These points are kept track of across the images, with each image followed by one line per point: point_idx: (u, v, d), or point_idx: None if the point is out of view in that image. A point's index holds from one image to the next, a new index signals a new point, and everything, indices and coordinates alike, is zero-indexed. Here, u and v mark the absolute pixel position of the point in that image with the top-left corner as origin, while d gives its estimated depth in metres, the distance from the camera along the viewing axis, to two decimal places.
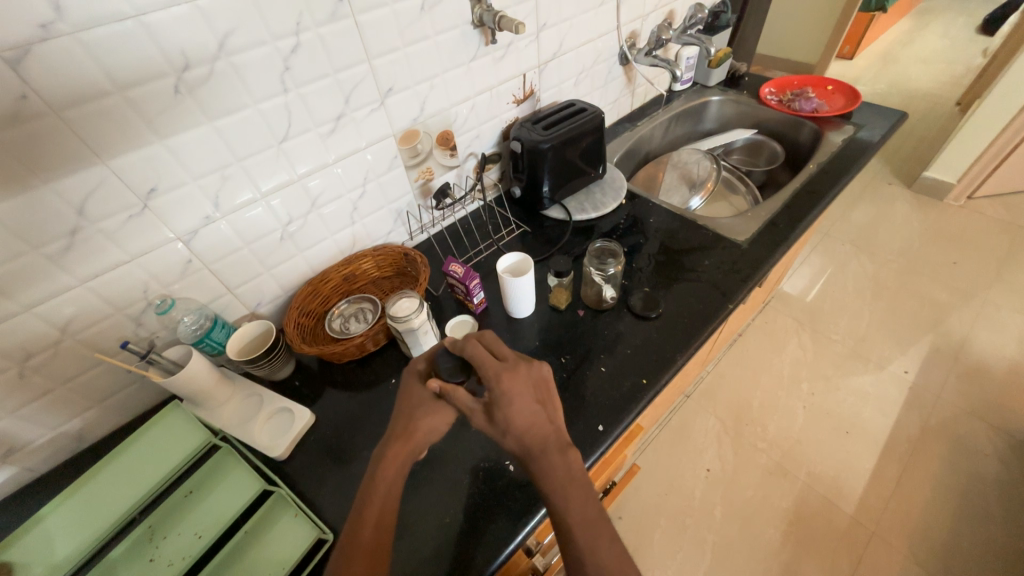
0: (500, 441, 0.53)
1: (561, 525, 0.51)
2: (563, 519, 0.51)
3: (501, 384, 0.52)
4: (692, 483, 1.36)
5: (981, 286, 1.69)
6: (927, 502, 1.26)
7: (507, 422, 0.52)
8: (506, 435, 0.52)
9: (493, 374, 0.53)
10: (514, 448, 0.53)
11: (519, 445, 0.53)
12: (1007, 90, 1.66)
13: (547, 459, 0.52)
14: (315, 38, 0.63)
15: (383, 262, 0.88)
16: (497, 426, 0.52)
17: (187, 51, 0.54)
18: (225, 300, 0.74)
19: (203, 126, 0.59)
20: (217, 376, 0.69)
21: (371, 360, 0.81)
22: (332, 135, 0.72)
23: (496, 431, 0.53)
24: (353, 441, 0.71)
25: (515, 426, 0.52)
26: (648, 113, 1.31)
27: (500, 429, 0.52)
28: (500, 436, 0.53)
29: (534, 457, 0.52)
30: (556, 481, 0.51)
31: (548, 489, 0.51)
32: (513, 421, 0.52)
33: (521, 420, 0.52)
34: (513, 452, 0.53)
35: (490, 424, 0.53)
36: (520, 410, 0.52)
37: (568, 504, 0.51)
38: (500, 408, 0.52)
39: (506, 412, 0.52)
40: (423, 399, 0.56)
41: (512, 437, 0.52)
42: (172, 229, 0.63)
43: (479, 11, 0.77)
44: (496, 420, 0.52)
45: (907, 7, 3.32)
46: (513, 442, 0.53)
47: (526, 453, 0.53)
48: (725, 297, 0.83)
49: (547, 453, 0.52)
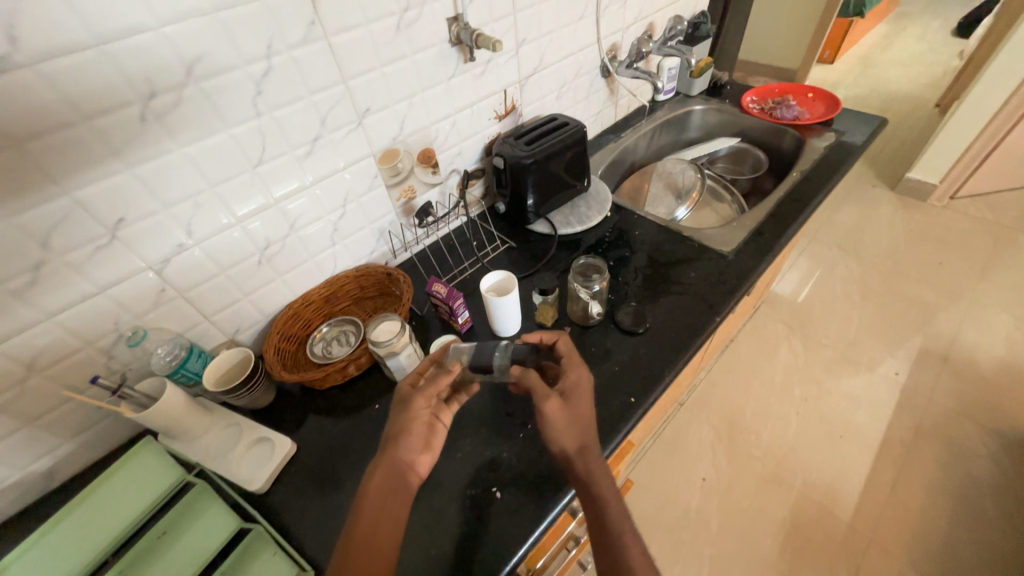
0: (560, 431, 0.59)
1: (608, 528, 0.56)
2: (612, 523, 0.56)
3: (573, 380, 0.62)
4: (687, 494, 1.35)
5: (967, 286, 1.70)
6: (923, 505, 1.25)
7: (576, 413, 0.60)
8: (574, 425, 0.59)
9: (570, 370, 0.63)
10: (574, 442, 0.59)
11: (578, 440, 0.59)
12: (984, 91, 1.69)
13: (600, 459, 0.59)
14: (288, 60, 0.62)
15: (366, 282, 0.86)
16: (569, 414, 0.59)
17: (153, 77, 0.53)
18: (203, 327, 0.72)
19: (173, 153, 0.58)
20: (193, 407, 0.67)
21: (354, 385, 0.79)
22: (309, 158, 0.71)
23: (565, 417, 0.59)
24: (336, 470, 0.69)
25: (583, 417, 0.60)
26: (631, 123, 1.31)
27: (570, 417, 0.60)
28: (565, 426, 0.59)
29: (588, 456, 0.59)
30: (604, 483, 0.58)
31: (598, 491, 0.57)
32: (581, 412, 0.60)
33: (584, 417, 0.61)
34: (568, 447, 0.59)
35: (565, 409, 0.59)
36: (589, 407, 0.62)
37: (616, 509, 0.57)
38: (573, 399, 0.61)
39: (578, 403, 0.61)
40: (402, 393, 0.62)
41: (577, 430, 0.59)
42: (143, 258, 0.61)
43: (456, 29, 0.77)
44: (569, 408, 0.60)
45: (884, 12, 3.39)
46: (572, 437, 0.59)
47: (579, 451, 0.59)
48: (711, 309, 0.82)
49: (598, 456, 0.59)
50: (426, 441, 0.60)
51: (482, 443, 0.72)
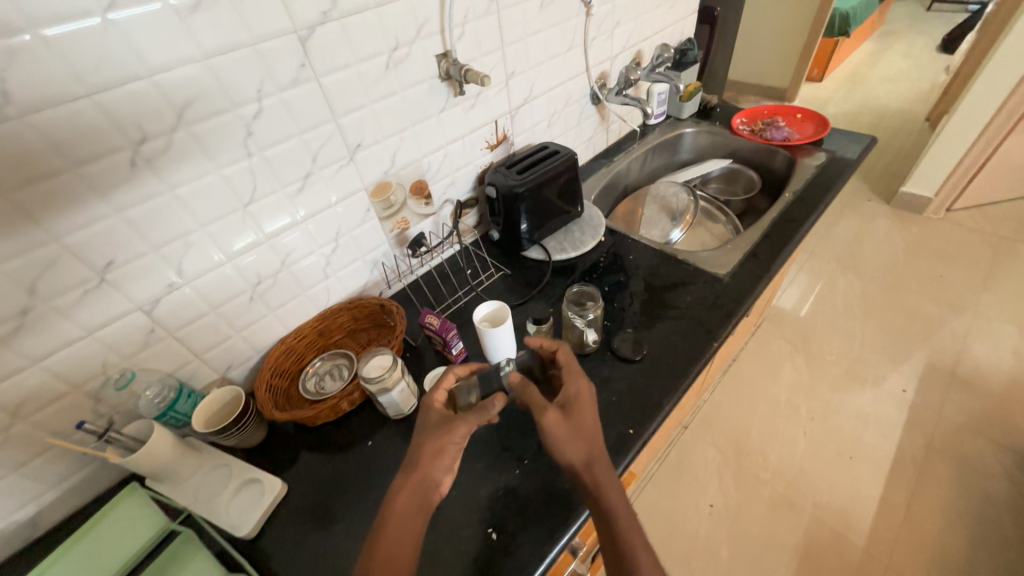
0: (565, 445, 0.57)
1: (622, 549, 0.53)
2: (625, 542, 0.53)
3: (574, 390, 0.61)
4: (695, 521, 1.31)
5: (970, 298, 1.69)
6: (940, 529, 1.21)
7: (579, 424, 0.58)
8: (578, 437, 0.57)
9: (569, 379, 0.63)
10: (580, 455, 0.56)
11: (584, 454, 0.56)
12: (972, 105, 1.71)
13: (609, 474, 0.56)
14: (278, 102, 0.63)
15: (359, 314, 0.86)
16: (572, 424, 0.58)
17: (143, 123, 0.54)
18: (193, 366, 0.71)
19: (163, 195, 0.58)
20: (181, 449, 0.66)
21: (346, 420, 0.77)
22: (300, 195, 0.71)
23: (568, 430, 0.57)
24: (328, 511, 0.67)
25: (587, 429, 0.58)
26: (623, 147, 1.33)
27: (573, 429, 0.58)
28: (569, 439, 0.57)
29: (597, 471, 0.56)
30: (615, 499, 0.55)
31: (609, 507, 0.54)
32: (585, 424, 0.58)
33: (589, 429, 0.58)
34: (575, 462, 0.56)
35: (566, 421, 0.58)
36: (593, 417, 0.60)
37: (629, 526, 0.54)
38: (574, 408, 0.60)
39: (580, 414, 0.59)
40: (434, 420, 0.60)
41: (583, 441, 0.57)
42: (133, 299, 0.61)
43: (446, 65, 0.78)
44: (571, 419, 0.58)
45: (870, 30, 3.47)
46: (579, 449, 0.56)
47: (587, 466, 0.56)
48: (708, 335, 0.81)
49: (608, 470, 0.56)
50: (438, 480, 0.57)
51: (477, 480, 0.69)
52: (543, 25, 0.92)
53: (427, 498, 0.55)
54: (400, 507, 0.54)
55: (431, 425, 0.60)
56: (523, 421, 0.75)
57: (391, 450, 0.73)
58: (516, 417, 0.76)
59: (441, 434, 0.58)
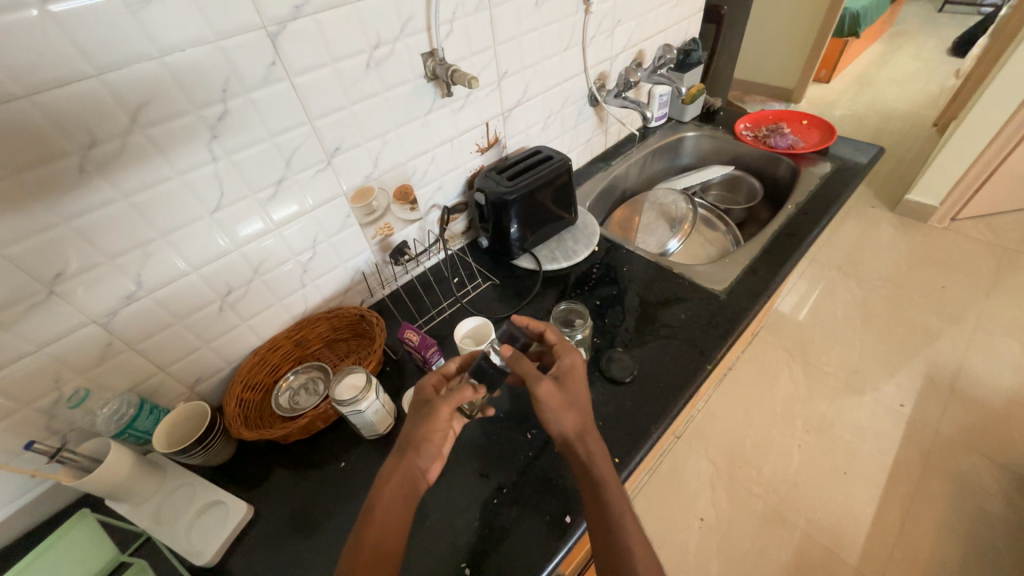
0: (559, 414, 0.58)
1: (610, 517, 0.54)
2: (612, 509, 0.54)
3: (567, 362, 0.62)
4: (685, 534, 1.28)
5: (973, 311, 1.65)
6: (935, 550, 1.18)
7: (571, 395, 0.60)
8: (571, 407, 0.58)
9: (562, 352, 0.64)
10: (573, 425, 0.58)
11: (578, 424, 0.58)
12: (985, 111, 1.65)
13: (599, 444, 0.58)
14: (246, 103, 0.58)
15: (338, 323, 0.82)
16: (566, 394, 0.59)
17: (91, 126, 0.49)
18: (157, 380, 0.67)
19: (117, 202, 0.54)
20: (142, 466, 0.62)
21: (320, 438, 0.74)
22: (273, 202, 0.67)
23: (561, 399, 0.59)
24: (294, 538, 0.64)
25: (580, 401, 0.60)
26: (622, 151, 1.28)
27: (566, 399, 0.59)
28: (563, 408, 0.58)
29: (588, 440, 0.58)
30: (605, 469, 0.56)
31: (599, 476, 0.56)
32: (578, 396, 0.60)
33: (580, 400, 0.60)
34: (568, 431, 0.58)
35: (560, 391, 0.59)
36: (585, 392, 0.61)
37: (617, 493, 0.55)
38: (568, 379, 0.61)
39: (573, 387, 0.60)
40: (420, 402, 0.61)
41: (576, 412, 0.58)
42: (88, 312, 0.58)
43: (433, 64, 0.74)
44: (563, 390, 0.60)
45: (880, 31, 3.39)
46: (572, 417, 0.58)
47: (579, 436, 0.58)
48: (701, 356, 0.78)
49: (597, 441, 0.58)
50: (407, 521, 0.54)
51: (452, 509, 0.66)
52: (539, 23, 0.87)
53: (415, 486, 0.56)
54: (367, 546, 0.50)
55: (417, 408, 0.61)
56: (504, 445, 0.71)
57: (364, 472, 0.69)
58: (497, 442, 0.72)
59: (424, 421, 0.58)
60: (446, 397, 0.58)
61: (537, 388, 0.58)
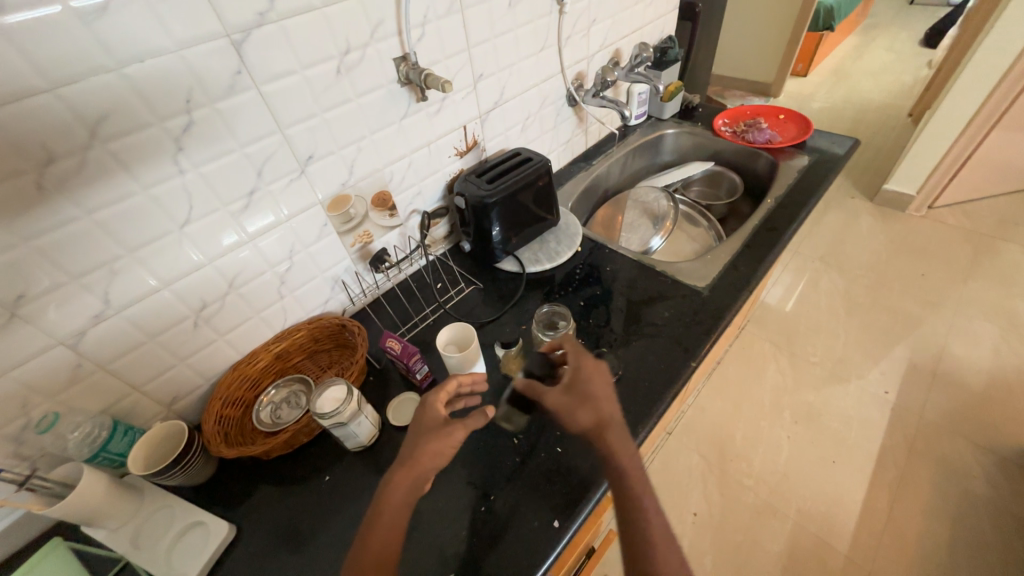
0: (574, 413, 0.59)
1: (632, 510, 0.54)
2: (634, 502, 0.54)
3: (577, 365, 0.63)
4: (679, 529, 1.28)
5: (951, 297, 1.68)
6: (921, 533, 1.20)
7: (583, 394, 0.60)
8: (583, 404, 0.59)
9: (572, 357, 0.64)
10: (592, 420, 0.58)
11: (594, 418, 0.59)
12: (956, 100, 1.69)
13: (622, 436, 0.58)
14: (211, 113, 0.57)
15: (319, 334, 0.81)
16: (577, 395, 0.60)
17: (48, 142, 0.48)
18: (132, 400, 0.66)
19: (79, 219, 0.53)
20: (119, 490, 0.60)
21: (304, 452, 0.72)
22: (245, 213, 0.66)
23: (569, 402, 0.60)
24: (278, 555, 0.63)
25: (594, 395, 0.60)
26: (603, 150, 1.28)
27: (577, 400, 0.60)
28: (575, 407, 0.59)
29: (607, 433, 0.58)
30: (629, 462, 0.56)
31: (622, 468, 0.56)
32: (591, 392, 0.60)
33: (596, 397, 0.60)
34: (586, 427, 0.58)
35: (566, 395, 0.60)
36: (600, 387, 0.61)
37: (641, 486, 0.55)
38: (579, 381, 0.61)
39: (585, 386, 0.61)
40: (434, 422, 0.60)
41: (589, 407, 0.59)
42: (54, 334, 0.56)
43: (405, 69, 0.73)
44: (573, 392, 0.60)
45: (854, 24, 3.45)
46: (586, 414, 0.59)
47: (597, 430, 0.58)
48: (686, 354, 0.78)
49: (621, 435, 0.58)
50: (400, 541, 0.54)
51: (440, 519, 0.65)
52: (513, 24, 0.87)
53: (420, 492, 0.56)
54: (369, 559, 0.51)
55: (430, 428, 0.60)
56: (492, 452, 0.71)
57: (349, 485, 0.68)
58: (484, 449, 0.71)
59: (439, 438, 0.58)
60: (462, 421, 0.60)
61: (547, 399, 0.62)
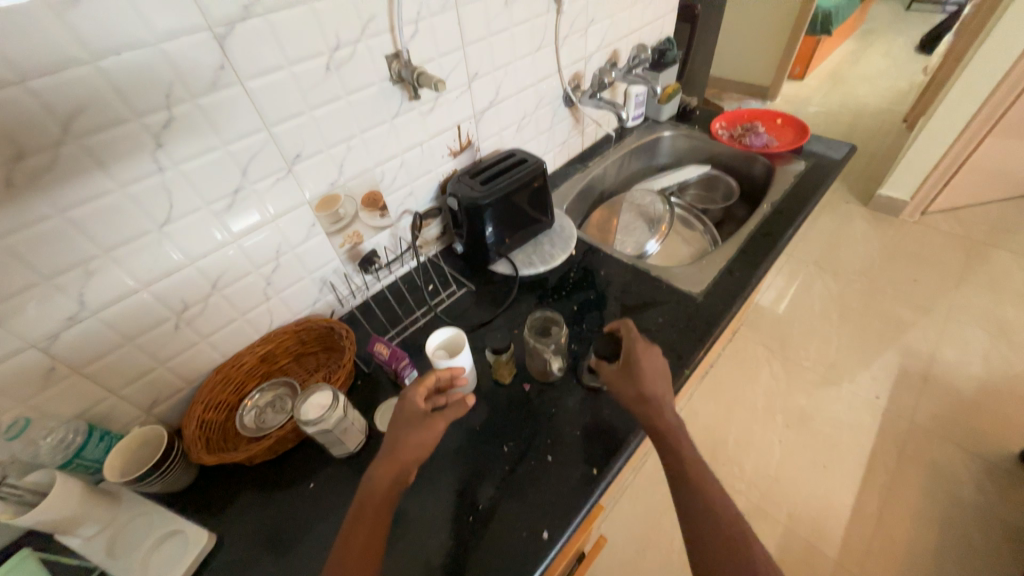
0: (622, 386, 0.65)
1: (679, 464, 0.58)
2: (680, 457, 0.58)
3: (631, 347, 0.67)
4: (672, 530, 1.25)
5: (944, 303, 1.69)
6: (910, 539, 1.20)
7: (631, 372, 0.65)
8: (630, 379, 0.65)
9: (628, 341, 0.68)
10: (635, 393, 0.64)
11: (637, 392, 0.63)
12: (951, 107, 1.69)
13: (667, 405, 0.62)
14: (193, 110, 0.55)
15: (307, 336, 0.79)
16: (627, 372, 0.66)
17: (18, 138, 0.46)
18: (109, 404, 0.64)
19: (52, 218, 0.51)
20: (93, 497, 0.58)
21: (288, 458, 0.70)
22: (229, 212, 0.64)
23: (620, 377, 0.66)
24: (258, 564, 0.61)
25: (641, 370, 0.65)
26: (599, 151, 1.27)
27: (626, 375, 0.66)
28: (624, 382, 0.65)
29: (652, 403, 0.62)
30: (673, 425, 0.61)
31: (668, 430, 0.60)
32: (643, 370, 0.65)
33: (644, 372, 0.65)
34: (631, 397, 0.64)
35: (619, 373, 0.66)
36: (650, 366, 0.65)
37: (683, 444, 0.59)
38: (631, 360, 0.66)
39: (635, 365, 0.66)
40: (415, 414, 0.59)
41: (633, 381, 0.64)
42: (26, 337, 0.54)
43: (397, 66, 0.71)
44: (626, 370, 0.66)
45: (852, 28, 3.45)
46: (633, 388, 0.64)
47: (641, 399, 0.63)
48: (679, 361, 0.77)
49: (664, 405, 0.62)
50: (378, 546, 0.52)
51: (426, 528, 0.63)
52: (509, 22, 0.85)
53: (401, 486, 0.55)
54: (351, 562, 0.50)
55: (412, 419, 0.59)
56: (479, 460, 0.69)
57: (333, 492, 0.67)
58: (472, 456, 0.70)
59: (419, 430, 0.58)
60: (445, 412, 0.60)
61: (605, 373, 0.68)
